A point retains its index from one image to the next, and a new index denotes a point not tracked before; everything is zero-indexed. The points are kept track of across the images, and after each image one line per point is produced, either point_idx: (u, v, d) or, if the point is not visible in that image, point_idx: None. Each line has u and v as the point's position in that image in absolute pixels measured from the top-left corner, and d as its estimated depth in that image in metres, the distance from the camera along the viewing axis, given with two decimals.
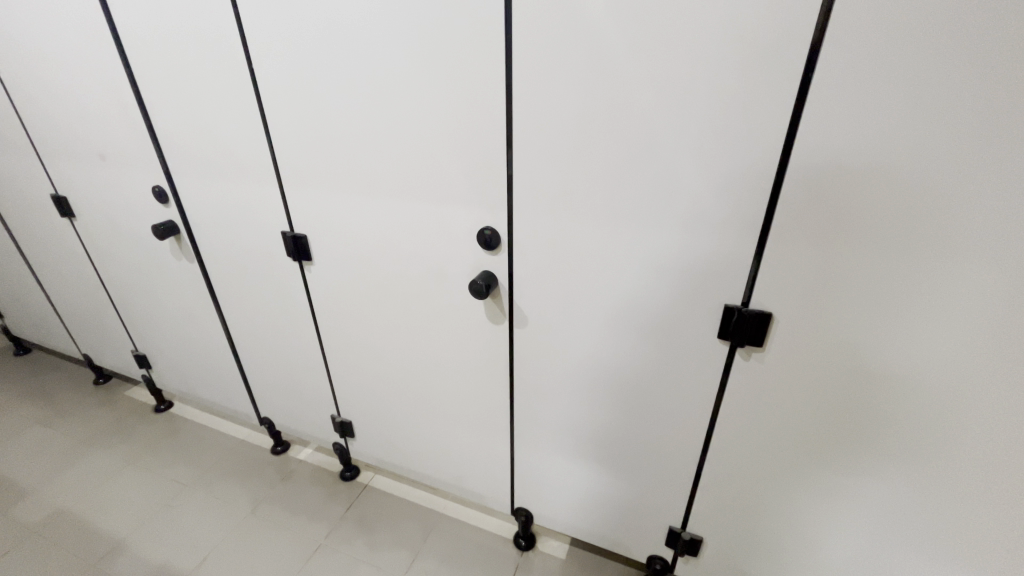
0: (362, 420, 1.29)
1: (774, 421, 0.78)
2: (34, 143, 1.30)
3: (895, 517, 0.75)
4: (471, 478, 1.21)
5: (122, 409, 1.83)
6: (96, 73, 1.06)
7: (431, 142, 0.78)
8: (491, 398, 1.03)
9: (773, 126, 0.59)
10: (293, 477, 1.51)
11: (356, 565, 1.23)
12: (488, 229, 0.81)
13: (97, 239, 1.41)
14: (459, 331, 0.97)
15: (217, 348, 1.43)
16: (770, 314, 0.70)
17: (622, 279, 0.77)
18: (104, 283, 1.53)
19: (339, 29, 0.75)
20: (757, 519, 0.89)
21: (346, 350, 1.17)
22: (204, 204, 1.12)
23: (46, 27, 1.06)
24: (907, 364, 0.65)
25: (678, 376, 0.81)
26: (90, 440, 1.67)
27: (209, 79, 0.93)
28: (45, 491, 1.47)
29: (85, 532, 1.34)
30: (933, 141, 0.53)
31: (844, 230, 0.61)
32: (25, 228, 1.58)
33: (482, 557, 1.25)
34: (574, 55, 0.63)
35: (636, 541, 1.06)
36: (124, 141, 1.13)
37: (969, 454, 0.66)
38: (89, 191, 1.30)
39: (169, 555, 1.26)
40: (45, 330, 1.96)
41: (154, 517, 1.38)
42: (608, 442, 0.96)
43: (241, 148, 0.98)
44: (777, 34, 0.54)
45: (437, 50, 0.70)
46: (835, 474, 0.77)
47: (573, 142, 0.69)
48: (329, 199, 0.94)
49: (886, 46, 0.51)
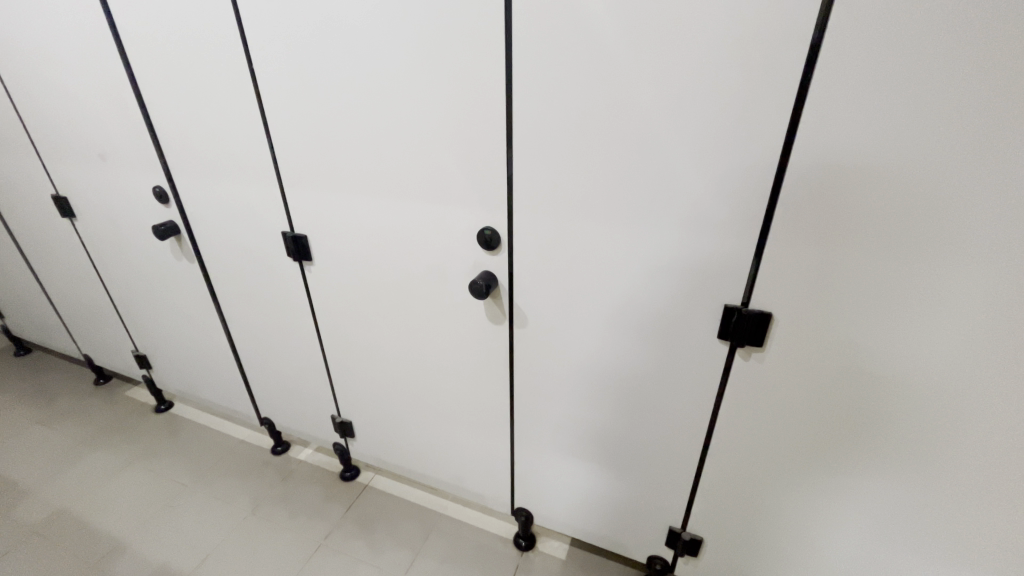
0: (362, 420, 1.29)
1: (774, 421, 0.78)
2: (34, 143, 1.30)
3: (895, 517, 0.75)
4: (471, 478, 1.21)
5: (123, 409, 1.83)
6: (96, 73, 1.06)
7: (431, 142, 0.78)
8: (491, 398, 1.03)
9: (773, 126, 0.59)
10: (293, 477, 1.51)
11: (356, 565, 1.23)
12: (488, 229, 0.81)
13: (97, 239, 1.41)
14: (459, 331, 0.97)
15: (217, 348, 1.43)
16: (770, 314, 0.70)
17: (622, 279, 0.77)
18: (105, 283, 1.53)
19: (340, 30, 0.75)
20: (757, 519, 0.89)
21: (346, 350, 1.17)
22: (204, 205, 1.13)
23: (46, 27, 1.06)
24: (908, 364, 0.65)
25: (678, 376, 0.82)
26: (91, 440, 1.67)
27: (210, 80, 0.93)
28: (46, 491, 1.47)
29: (85, 532, 1.34)
30: (933, 140, 0.53)
31: (844, 230, 0.61)
32: (26, 228, 1.58)
33: (482, 557, 1.25)
34: (574, 55, 0.64)
35: (636, 541, 1.06)
36: (125, 141, 1.13)
37: (969, 454, 0.66)
38: (89, 191, 1.30)
39: (169, 555, 1.26)
40: (45, 330, 1.96)
41: (154, 517, 1.38)
42: (608, 442, 0.96)
43: (241, 148, 0.98)
44: (776, 34, 0.54)
45: (437, 50, 0.70)
46: (835, 474, 0.77)
47: (573, 142, 0.69)
48: (329, 199, 0.94)
49: (885, 46, 0.51)
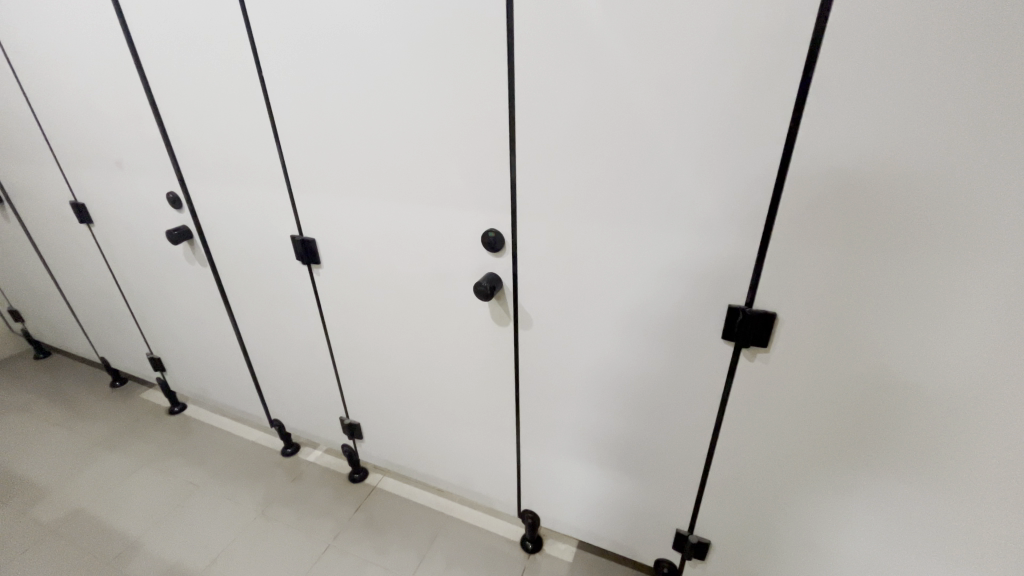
0: (370, 421, 1.30)
1: (783, 422, 0.77)
2: (55, 153, 1.34)
3: (910, 521, 0.73)
4: (477, 479, 1.21)
5: (139, 412, 1.87)
6: (112, 81, 1.09)
7: (435, 145, 0.80)
8: (498, 400, 1.04)
9: (773, 126, 0.59)
10: (303, 478, 1.53)
11: (365, 566, 1.24)
12: (492, 232, 0.82)
13: (114, 244, 1.45)
14: (464, 333, 0.98)
15: (228, 350, 1.45)
16: (774, 314, 0.69)
17: (627, 281, 0.77)
18: (120, 287, 1.57)
19: (347, 37, 0.77)
20: (767, 522, 0.87)
21: (354, 352, 1.18)
22: (216, 211, 1.15)
23: (66, 38, 1.09)
24: (920, 365, 0.64)
25: (686, 377, 0.81)
26: (107, 441, 1.71)
27: (223, 88, 0.95)
28: (64, 491, 1.51)
29: (100, 532, 1.37)
30: (935, 139, 0.53)
31: (853, 228, 0.60)
32: (46, 234, 1.63)
33: (490, 559, 1.25)
34: (574, 60, 0.64)
35: (644, 543, 1.06)
36: (141, 149, 1.16)
37: (985, 456, 0.64)
38: (106, 197, 1.33)
39: (182, 555, 1.28)
40: (63, 334, 2.01)
41: (167, 517, 1.40)
42: (614, 443, 0.95)
43: (253, 155, 1.00)
44: (778, 31, 0.54)
45: (440, 52, 0.71)
46: (849, 477, 0.75)
47: (576, 145, 0.70)
48: (337, 205, 0.96)
49: (883, 44, 0.51)
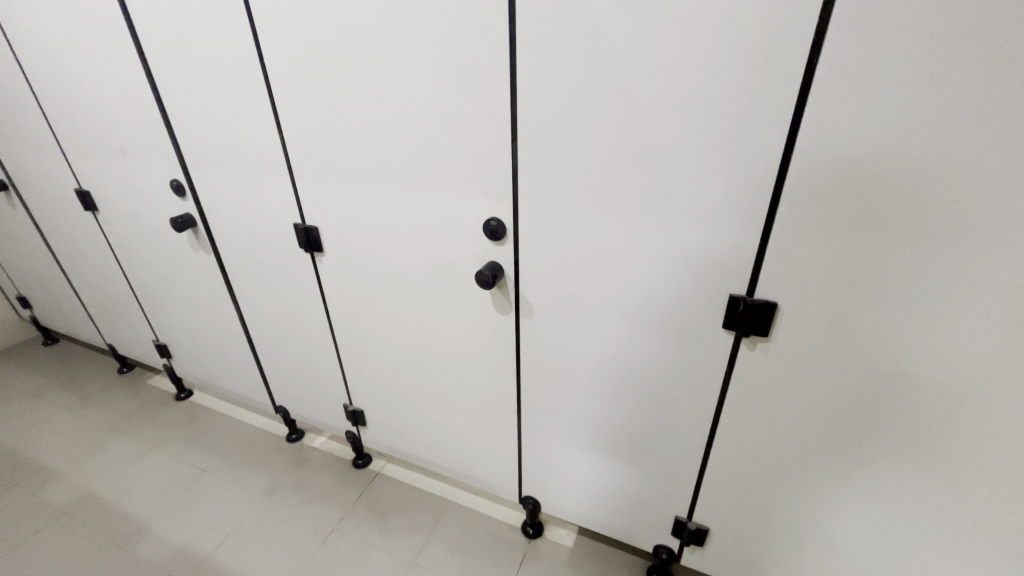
0: (373, 408, 1.32)
1: (782, 412, 0.77)
2: (58, 140, 1.34)
3: (904, 511, 0.74)
4: (479, 466, 1.23)
5: (146, 397, 1.90)
6: (113, 65, 1.08)
7: (436, 133, 0.79)
8: (500, 389, 1.05)
9: (777, 115, 0.58)
10: (308, 463, 1.55)
11: (368, 550, 1.26)
12: (494, 221, 0.82)
13: (119, 231, 1.45)
14: (466, 322, 0.99)
15: (232, 337, 1.47)
16: (775, 304, 0.69)
17: (628, 272, 0.77)
18: (125, 274, 1.58)
19: (346, 21, 0.76)
20: (764, 510, 0.89)
21: (357, 340, 1.19)
22: (219, 198, 1.15)
23: (66, 23, 1.08)
24: (918, 357, 0.64)
25: (686, 366, 0.81)
26: (116, 426, 1.75)
27: (224, 75, 0.95)
28: (75, 474, 1.54)
29: (110, 514, 1.40)
30: (940, 131, 0.52)
31: (857, 219, 0.59)
32: (51, 221, 1.63)
33: (490, 544, 1.27)
34: (575, 46, 0.64)
35: (643, 530, 1.07)
36: (143, 136, 1.16)
37: (980, 449, 0.65)
38: (110, 184, 1.34)
39: (190, 537, 1.32)
40: (71, 321, 2.03)
41: (175, 500, 1.43)
42: (613, 432, 0.96)
43: (255, 143, 1.00)
44: (785, 15, 0.53)
45: (441, 38, 0.70)
46: (845, 467, 0.76)
47: (578, 135, 0.70)
48: (339, 193, 0.96)
49: (891, 33, 0.50)
